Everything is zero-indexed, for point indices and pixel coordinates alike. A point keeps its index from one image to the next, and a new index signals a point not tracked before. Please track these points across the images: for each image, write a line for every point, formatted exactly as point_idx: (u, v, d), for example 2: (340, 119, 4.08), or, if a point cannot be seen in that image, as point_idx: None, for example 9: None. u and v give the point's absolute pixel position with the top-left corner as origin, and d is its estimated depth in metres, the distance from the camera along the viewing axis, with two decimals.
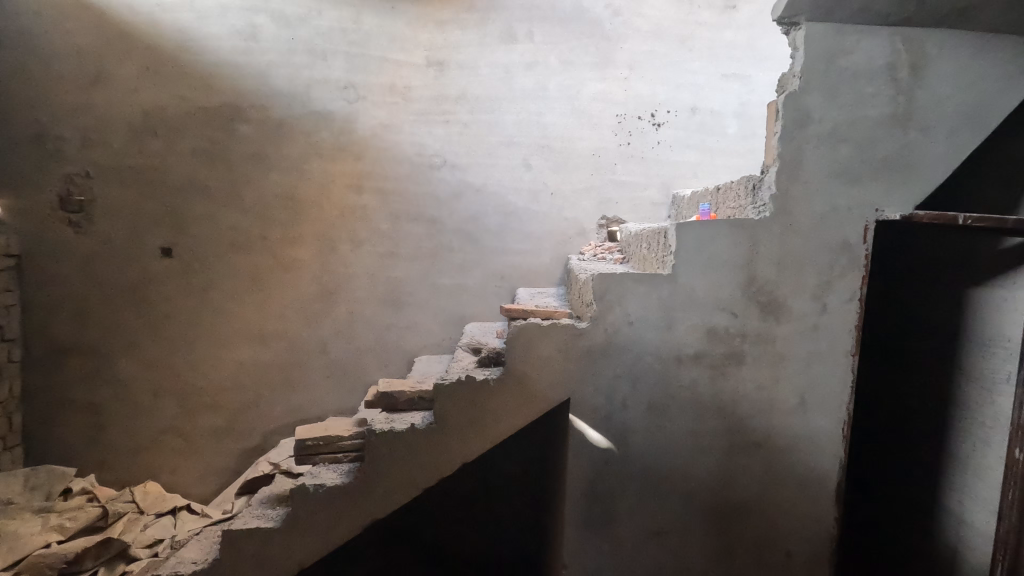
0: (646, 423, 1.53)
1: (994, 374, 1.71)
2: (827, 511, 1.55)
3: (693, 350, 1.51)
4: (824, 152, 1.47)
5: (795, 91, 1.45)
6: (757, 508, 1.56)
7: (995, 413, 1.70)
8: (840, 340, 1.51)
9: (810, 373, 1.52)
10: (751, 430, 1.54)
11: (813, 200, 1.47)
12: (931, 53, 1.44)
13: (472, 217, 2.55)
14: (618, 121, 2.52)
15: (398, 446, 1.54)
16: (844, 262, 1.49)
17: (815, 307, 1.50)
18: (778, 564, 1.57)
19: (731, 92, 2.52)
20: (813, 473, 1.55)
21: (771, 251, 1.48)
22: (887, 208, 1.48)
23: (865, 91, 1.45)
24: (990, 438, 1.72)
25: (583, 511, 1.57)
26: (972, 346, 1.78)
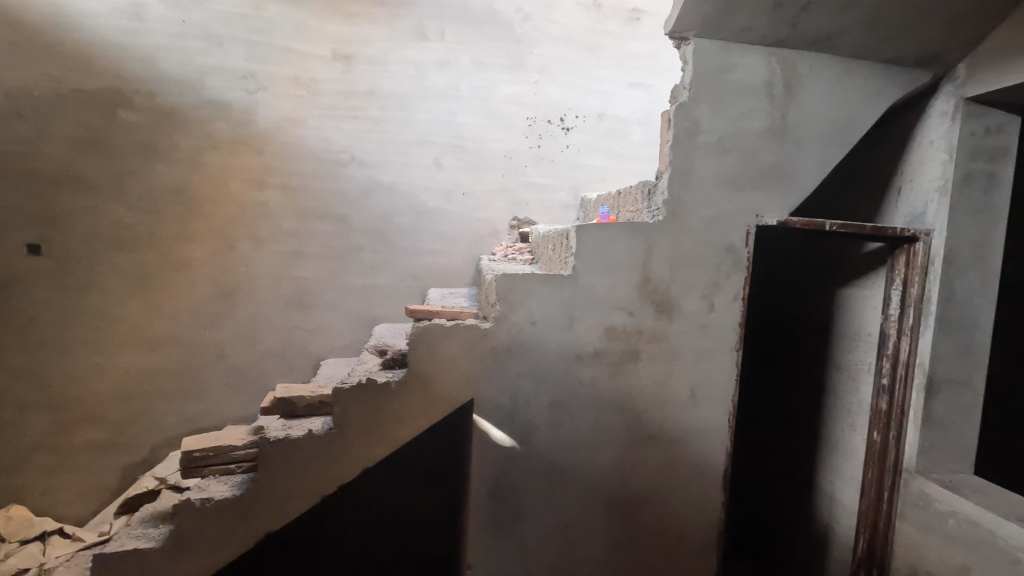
0: (549, 420, 1.57)
1: (858, 365, 1.89)
2: (716, 497, 1.66)
3: (593, 348, 1.57)
4: (711, 161, 1.56)
5: (685, 103, 1.54)
6: (654, 498, 1.64)
7: (858, 400, 1.88)
8: (726, 337, 1.62)
9: (700, 368, 1.62)
10: (648, 424, 1.61)
11: (702, 206, 1.57)
12: (802, 73, 1.57)
13: (382, 216, 2.49)
14: (529, 124, 2.56)
15: (295, 453, 1.48)
16: (729, 264, 1.60)
17: (704, 306, 1.60)
18: (671, 550, 1.66)
19: (636, 100, 2.63)
20: (703, 462, 1.65)
21: (664, 253, 1.56)
22: (766, 214, 1.60)
23: (747, 105, 1.56)
24: (854, 423, 1.90)
25: (487, 510, 1.57)
26: (842, 340, 1.97)
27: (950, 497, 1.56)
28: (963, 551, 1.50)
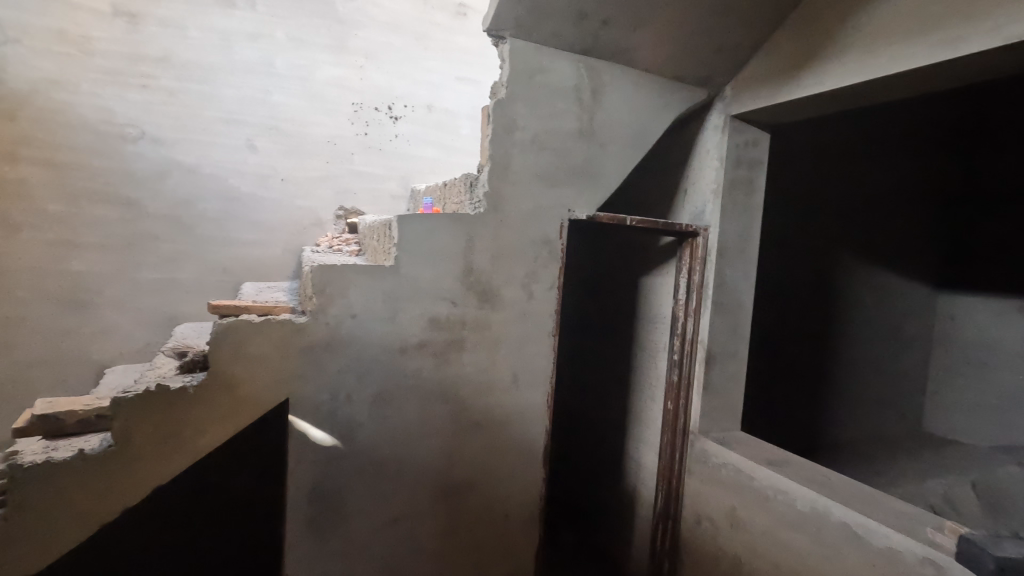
0: (373, 415, 1.53)
1: (655, 344, 2.15)
2: (537, 474, 1.77)
3: (417, 340, 1.56)
4: (527, 157, 1.65)
5: (503, 99, 1.59)
6: (480, 481, 1.69)
7: (655, 375, 2.14)
8: (543, 323, 1.73)
9: (521, 354, 1.70)
10: (473, 410, 1.66)
11: (520, 199, 1.65)
12: (606, 82, 1.73)
13: (183, 202, 2.21)
14: (354, 110, 2.46)
15: (60, 479, 1.24)
16: (545, 255, 1.70)
17: (523, 295, 1.69)
18: (497, 529, 1.73)
19: (464, 94, 2.68)
20: (525, 443, 1.74)
21: (486, 244, 1.61)
22: (577, 209, 1.74)
23: (558, 107, 1.67)
24: (653, 396, 2.15)
25: (306, 515, 1.49)
26: (643, 323, 2.22)
27: (723, 451, 1.86)
28: (731, 494, 1.81)
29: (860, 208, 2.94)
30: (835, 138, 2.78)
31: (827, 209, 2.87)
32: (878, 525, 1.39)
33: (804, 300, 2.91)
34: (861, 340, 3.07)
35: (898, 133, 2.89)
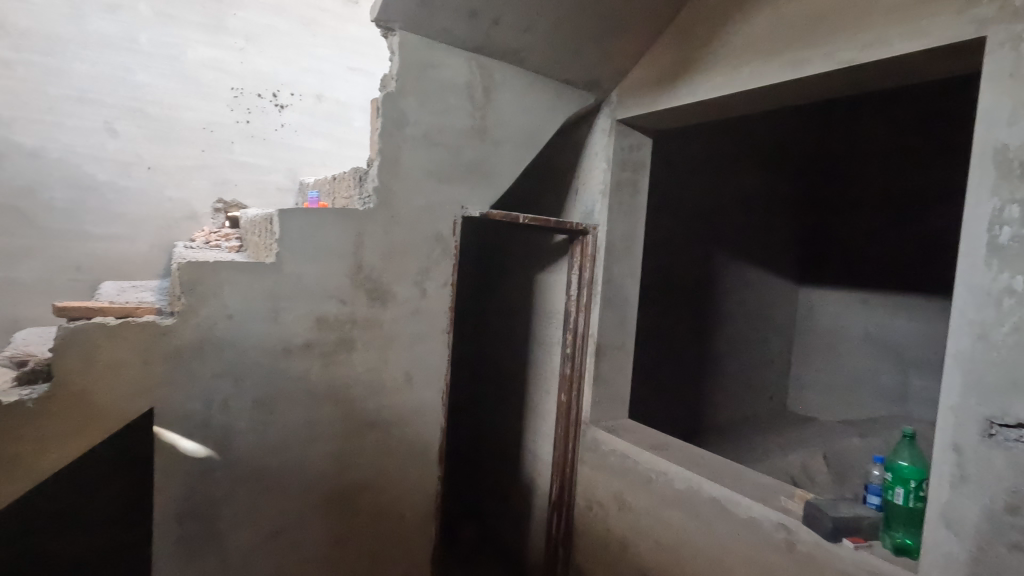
0: (254, 422, 1.44)
1: (549, 338, 2.21)
2: (432, 472, 1.75)
3: (302, 340, 1.49)
4: (419, 152, 1.62)
5: (393, 93, 1.56)
6: (373, 483, 1.65)
7: (549, 368, 2.21)
8: (437, 321, 1.71)
9: (414, 352, 1.68)
10: (364, 412, 1.61)
11: (411, 195, 1.62)
12: (498, 81, 1.75)
13: (29, 189, 2.06)
14: (234, 96, 2.39)
15: None
16: (439, 252, 1.69)
17: (416, 292, 1.66)
18: (391, 532, 1.70)
19: (356, 85, 2.68)
20: (420, 442, 1.72)
21: (376, 240, 1.57)
22: (470, 206, 1.74)
23: (450, 103, 1.66)
24: (547, 389, 2.22)
25: (176, 535, 1.36)
26: (537, 318, 2.27)
27: (611, 439, 1.96)
28: (619, 479, 1.91)
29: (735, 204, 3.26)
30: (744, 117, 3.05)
31: (714, 181, 3.14)
32: (742, 497, 1.53)
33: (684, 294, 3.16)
34: (733, 331, 3.39)
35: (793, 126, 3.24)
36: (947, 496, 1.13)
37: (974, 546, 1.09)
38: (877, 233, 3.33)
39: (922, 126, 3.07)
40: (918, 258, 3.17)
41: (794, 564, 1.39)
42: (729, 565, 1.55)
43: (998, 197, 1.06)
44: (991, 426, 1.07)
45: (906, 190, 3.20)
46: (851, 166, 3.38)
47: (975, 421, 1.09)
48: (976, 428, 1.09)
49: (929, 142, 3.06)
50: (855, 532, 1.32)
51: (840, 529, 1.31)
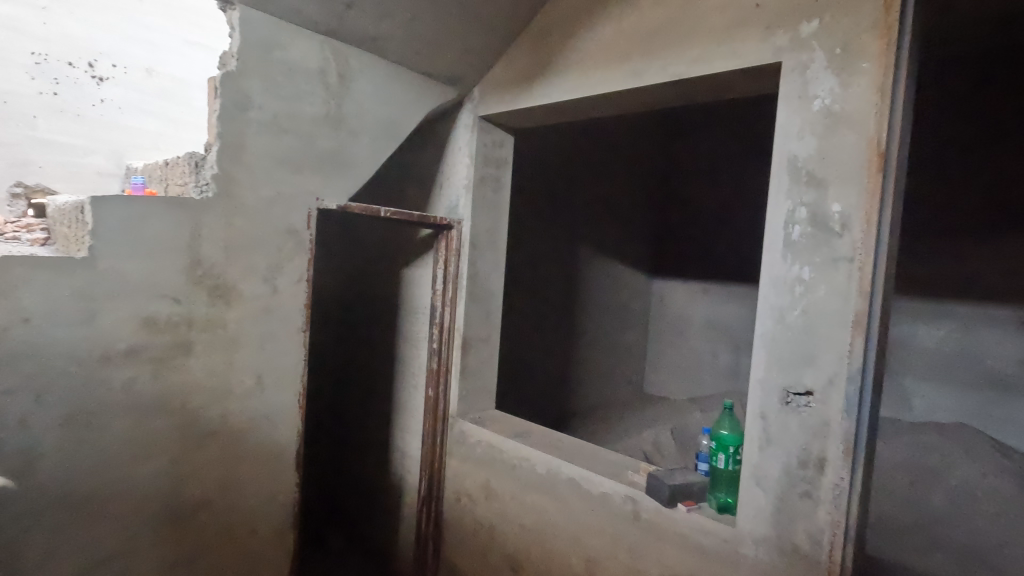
0: (63, 441, 1.24)
1: (416, 334, 2.19)
2: (289, 478, 1.66)
3: (126, 345, 1.32)
4: (267, 138, 1.51)
5: (233, 72, 1.43)
6: (218, 497, 1.52)
7: (416, 363, 2.18)
8: (291, 319, 1.61)
9: (266, 353, 1.57)
10: (206, 420, 1.47)
11: (258, 185, 1.50)
12: (355, 68, 1.69)
13: None
14: (35, 62, 2.15)
15: None
16: (291, 246, 1.59)
17: (266, 289, 1.55)
18: (242, 546, 1.58)
19: (195, 60, 2.56)
20: (273, 448, 1.62)
21: (216, 233, 1.44)
22: (327, 198, 1.66)
23: (301, 87, 1.57)
24: (415, 384, 2.19)
25: None
26: (404, 313, 2.24)
27: (478, 429, 2.00)
28: (486, 469, 1.96)
29: (597, 204, 3.54)
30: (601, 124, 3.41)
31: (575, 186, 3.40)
32: (595, 475, 1.64)
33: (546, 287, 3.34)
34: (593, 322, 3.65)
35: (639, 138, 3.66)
36: (756, 457, 1.31)
37: (776, 498, 1.28)
38: (718, 218, 3.74)
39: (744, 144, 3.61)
40: (748, 235, 3.63)
41: (639, 531, 1.53)
42: (585, 539, 1.65)
43: (791, 200, 1.25)
44: (788, 394, 1.25)
45: (730, 184, 3.70)
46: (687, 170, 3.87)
47: (776, 391, 1.27)
48: (777, 397, 1.27)
49: (739, 142, 3.63)
50: (688, 496, 1.47)
51: (676, 495, 1.46)
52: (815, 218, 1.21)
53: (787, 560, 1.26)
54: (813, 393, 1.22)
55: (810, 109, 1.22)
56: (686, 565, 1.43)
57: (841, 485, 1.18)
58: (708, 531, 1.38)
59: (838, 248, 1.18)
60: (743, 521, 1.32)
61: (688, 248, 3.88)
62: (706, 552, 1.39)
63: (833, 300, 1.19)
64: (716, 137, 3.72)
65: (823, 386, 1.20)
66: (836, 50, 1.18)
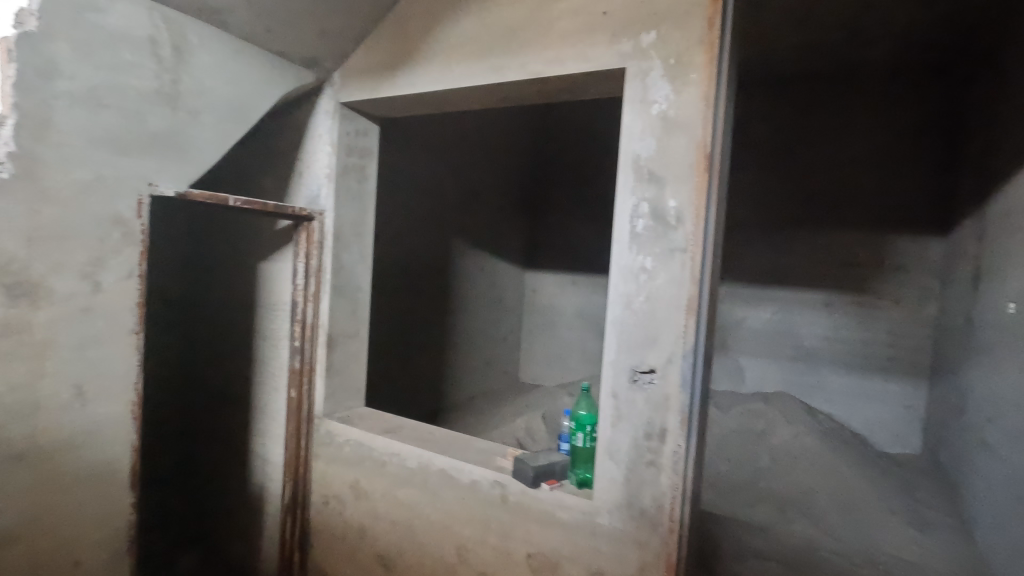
0: None
1: (275, 332, 2.05)
2: (123, 499, 1.48)
3: None
4: (82, 113, 1.32)
5: (33, 33, 1.22)
6: (28, 531, 1.30)
7: (277, 364, 2.04)
8: (120, 319, 1.43)
9: (89, 359, 1.38)
10: (8, 442, 1.25)
11: (73, 166, 1.31)
12: (192, 41, 1.53)
13: None
14: None
15: None
16: (118, 237, 1.40)
17: (86, 286, 1.36)
18: None
19: None
20: (101, 467, 1.43)
21: (16, 222, 1.22)
22: (162, 183, 1.49)
23: (124, 58, 1.39)
24: (276, 386, 2.06)
25: None
26: (261, 311, 2.08)
27: (345, 429, 1.93)
28: (354, 468, 1.90)
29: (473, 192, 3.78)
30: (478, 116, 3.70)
31: (455, 172, 3.60)
32: (465, 464, 1.66)
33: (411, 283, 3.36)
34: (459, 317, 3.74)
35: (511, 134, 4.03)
36: (609, 433, 1.41)
37: (626, 469, 1.39)
38: (583, 208, 4.23)
39: (600, 145, 4.16)
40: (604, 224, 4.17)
41: (507, 514, 1.58)
42: (456, 529, 1.67)
43: (635, 195, 1.36)
44: (635, 373, 1.37)
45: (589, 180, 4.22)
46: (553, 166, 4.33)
47: (624, 371, 1.38)
48: (625, 376, 1.39)
49: (597, 143, 4.17)
50: (550, 476, 1.56)
51: (539, 475, 1.53)
52: (655, 213, 1.33)
53: (635, 524, 1.38)
54: (656, 370, 1.34)
55: (650, 112, 1.33)
56: (549, 541, 1.50)
57: (679, 452, 1.33)
58: (568, 505, 1.47)
59: (674, 239, 1.31)
60: (599, 493, 1.43)
61: (557, 238, 4.32)
62: (567, 526, 1.48)
63: (670, 287, 1.32)
64: (577, 136, 4.21)
65: (664, 364, 1.33)
66: (670, 60, 1.31)
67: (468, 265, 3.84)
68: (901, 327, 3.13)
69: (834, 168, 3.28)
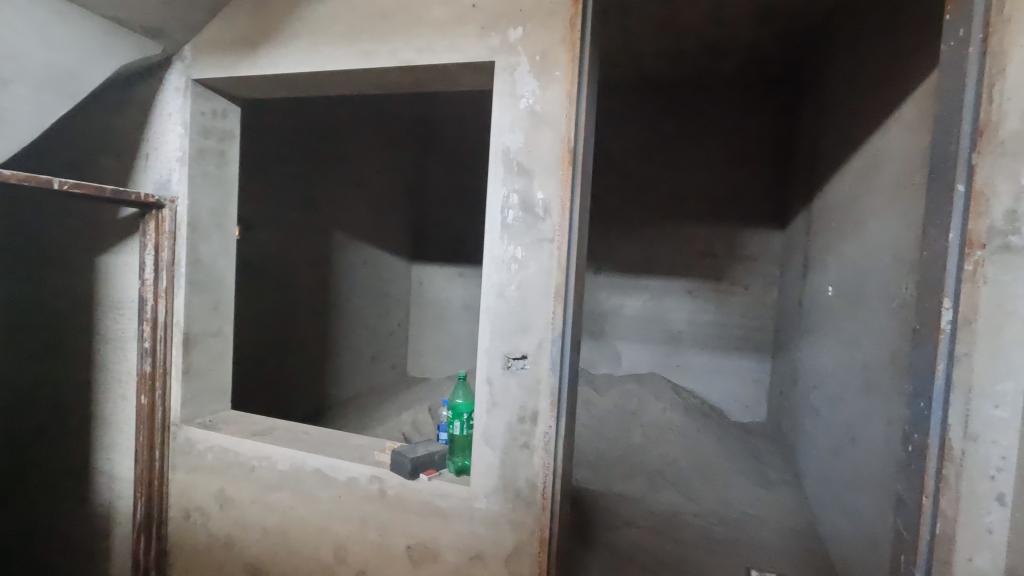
0: None
1: (123, 333, 1.84)
2: None
3: None
4: None
5: None
6: None
7: (126, 368, 1.84)
8: None
9: None
10: None
11: None
12: None
13: None
14: None
15: None
16: None
17: None
18: None
19: None
20: None
21: None
22: None
23: None
24: (124, 393, 1.85)
25: None
26: (104, 310, 1.86)
27: (207, 434, 1.78)
28: (219, 476, 1.76)
29: (353, 182, 3.66)
30: (356, 103, 3.58)
31: (331, 161, 3.46)
32: (341, 462, 1.61)
33: (284, 277, 3.19)
34: (339, 314, 3.64)
35: (392, 123, 3.95)
36: (485, 419, 1.44)
37: (502, 452, 1.43)
38: (466, 200, 4.25)
39: (481, 136, 4.20)
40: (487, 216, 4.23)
41: (385, 508, 1.56)
42: (333, 529, 1.62)
43: (506, 187, 1.39)
44: (508, 360, 1.41)
45: (472, 171, 4.24)
46: (436, 157, 4.32)
47: (499, 357, 1.42)
48: (499, 363, 1.42)
49: (479, 135, 4.21)
50: (429, 466, 1.56)
51: (418, 466, 1.52)
52: (525, 204, 1.38)
53: (511, 505, 1.43)
54: (528, 356, 1.40)
55: (519, 107, 1.37)
56: (429, 530, 1.51)
57: (550, 432, 1.39)
58: (447, 493, 1.48)
59: (542, 230, 1.37)
60: (476, 479, 1.46)
61: (443, 229, 4.32)
62: (445, 514, 1.49)
63: (540, 275, 1.38)
64: (459, 128, 4.23)
65: (535, 350, 1.39)
66: (537, 57, 1.35)
67: (350, 258, 3.71)
68: (750, 309, 3.52)
69: (693, 168, 3.60)
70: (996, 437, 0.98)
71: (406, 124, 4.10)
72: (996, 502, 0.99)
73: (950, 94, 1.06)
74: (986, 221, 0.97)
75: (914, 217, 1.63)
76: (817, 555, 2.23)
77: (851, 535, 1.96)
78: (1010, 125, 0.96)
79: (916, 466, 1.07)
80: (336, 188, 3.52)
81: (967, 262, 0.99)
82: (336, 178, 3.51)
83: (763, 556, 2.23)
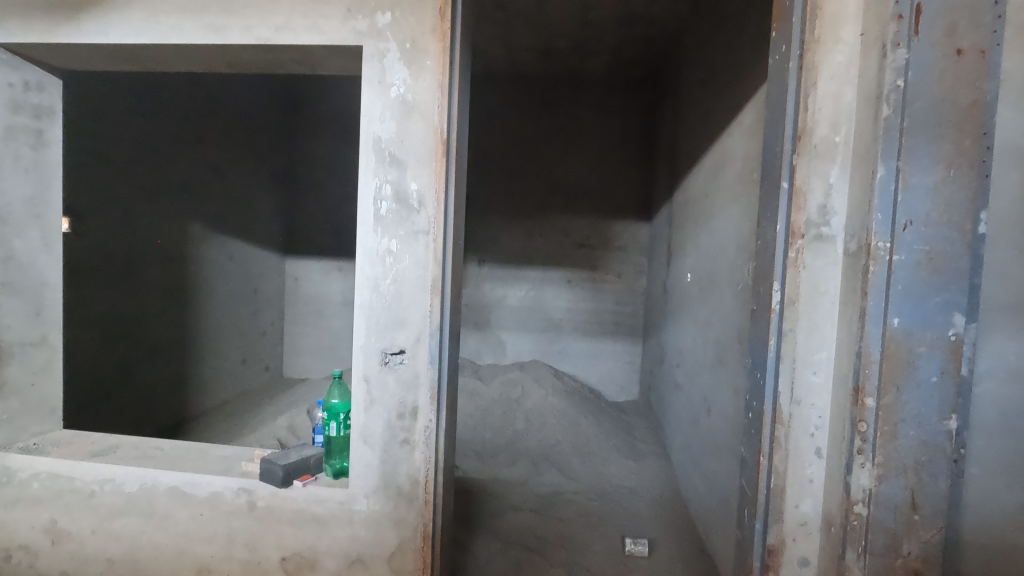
0: None
1: None
2: None
3: None
4: None
5: None
6: None
7: None
8: None
9: None
10: None
11: None
12: None
13: None
14: None
15: None
16: None
17: None
18: None
19: None
20: None
21: None
22: None
23: None
24: None
25: None
26: None
27: (31, 461, 1.53)
28: (48, 507, 1.53)
29: (209, 169, 3.32)
30: (208, 81, 3.25)
31: (181, 144, 3.11)
32: (200, 477, 1.47)
33: (125, 275, 2.82)
34: (199, 313, 3.30)
35: (251, 106, 3.65)
36: (362, 418, 1.39)
37: (382, 451, 1.40)
38: (339, 189, 4.05)
39: (351, 122, 4.01)
40: None
41: (255, 522, 1.45)
42: (194, 550, 1.48)
43: (377, 177, 1.35)
44: (385, 356, 1.38)
45: (342, 159, 4.04)
46: (303, 144, 4.06)
47: (375, 354, 1.38)
48: (376, 359, 1.38)
49: (347, 120, 4.01)
50: (304, 471, 1.47)
51: (290, 473, 1.44)
52: (397, 195, 1.35)
53: (392, 504, 1.40)
54: (405, 351, 1.37)
55: (388, 95, 1.33)
56: (305, 539, 1.43)
57: (430, 427, 1.37)
58: (323, 499, 1.42)
59: (417, 222, 1.34)
60: (355, 480, 1.41)
61: (317, 221, 4.09)
62: (323, 521, 1.42)
63: (415, 268, 1.35)
64: (327, 114, 4.02)
65: (413, 344, 1.37)
66: (406, 44, 1.32)
67: (210, 253, 3.37)
68: (622, 295, 3.76)
69: (567, 162, 3.76)
70: (815, 400, 1.14)
71: (267, 107, 3.80)
72: (815, 455, 1.15)
73: (775, 103, 1.20)
74: (804, 214, 1.12)
75: (753, 210, 1.84)
76: (681, 516, 2.45)
77: (707, 496, 2.18)
78: (821, 131, 1.11)
79: (754, 430, 1.21)
80: (189, 174, 3.17)
81: (791, 250, 1.13)
82: (187, 162, 3.16)
83: (635, 524, 2.41)
